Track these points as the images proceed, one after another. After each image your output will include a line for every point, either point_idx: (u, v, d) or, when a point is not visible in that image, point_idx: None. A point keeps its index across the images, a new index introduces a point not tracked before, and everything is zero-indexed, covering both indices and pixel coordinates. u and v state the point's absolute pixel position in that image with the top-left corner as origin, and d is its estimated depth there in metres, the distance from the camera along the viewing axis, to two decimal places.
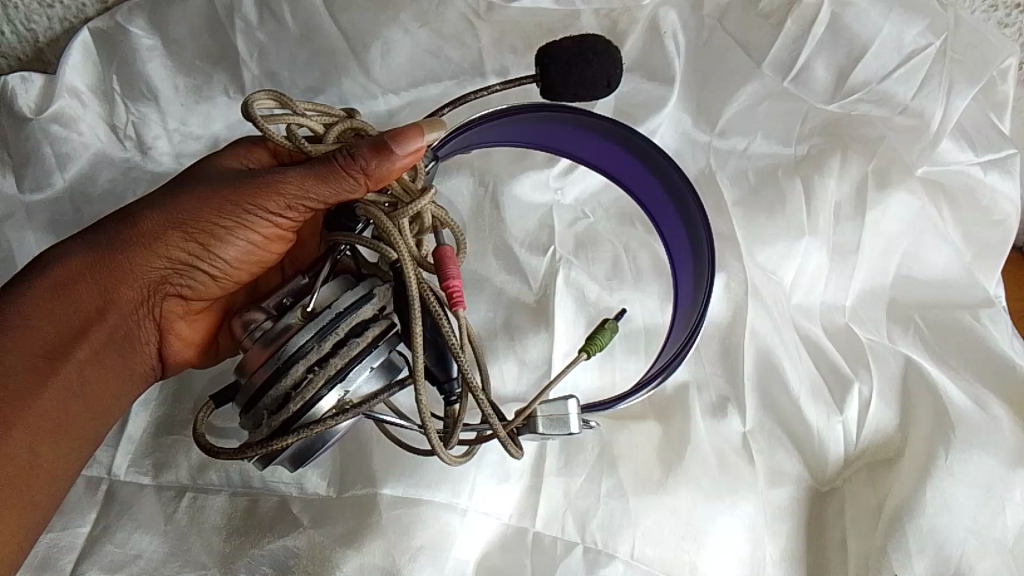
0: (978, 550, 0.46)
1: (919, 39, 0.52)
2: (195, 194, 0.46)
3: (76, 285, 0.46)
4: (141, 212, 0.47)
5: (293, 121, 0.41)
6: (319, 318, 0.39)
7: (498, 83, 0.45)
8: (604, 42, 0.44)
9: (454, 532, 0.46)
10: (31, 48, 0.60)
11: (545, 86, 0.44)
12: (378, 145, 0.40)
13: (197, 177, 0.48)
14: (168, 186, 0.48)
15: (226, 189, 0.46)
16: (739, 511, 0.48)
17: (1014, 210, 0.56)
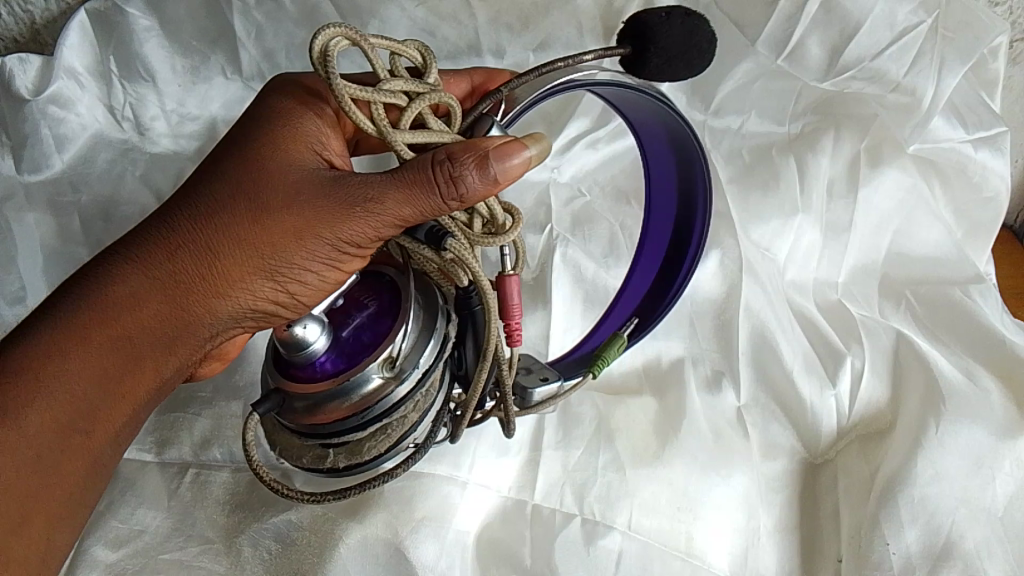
0: (968, 518, 0.47)
1: (911, 17, 0.53)
2: (282, 219, 0.37)
3: (127, 343, 0.37)
4: (213, 239, 0.37)
5: (377, 99, 0.34)
6: (411, 376, 0.39)
7: (592, 53, 0.38)
8: (705, 22, 0.39)
9: (455, 503, 0.47)
10: (28, 29, 0.60)
11: (637, 66, 0.39)
12: (482, 158, 0.34)
13: (279, 190, 0.37)
14: (240, 197, 0.37)
15: (320, 214, 0.37)
16: (734, 482, 0.49)
17: (1005, 186, 0.56)
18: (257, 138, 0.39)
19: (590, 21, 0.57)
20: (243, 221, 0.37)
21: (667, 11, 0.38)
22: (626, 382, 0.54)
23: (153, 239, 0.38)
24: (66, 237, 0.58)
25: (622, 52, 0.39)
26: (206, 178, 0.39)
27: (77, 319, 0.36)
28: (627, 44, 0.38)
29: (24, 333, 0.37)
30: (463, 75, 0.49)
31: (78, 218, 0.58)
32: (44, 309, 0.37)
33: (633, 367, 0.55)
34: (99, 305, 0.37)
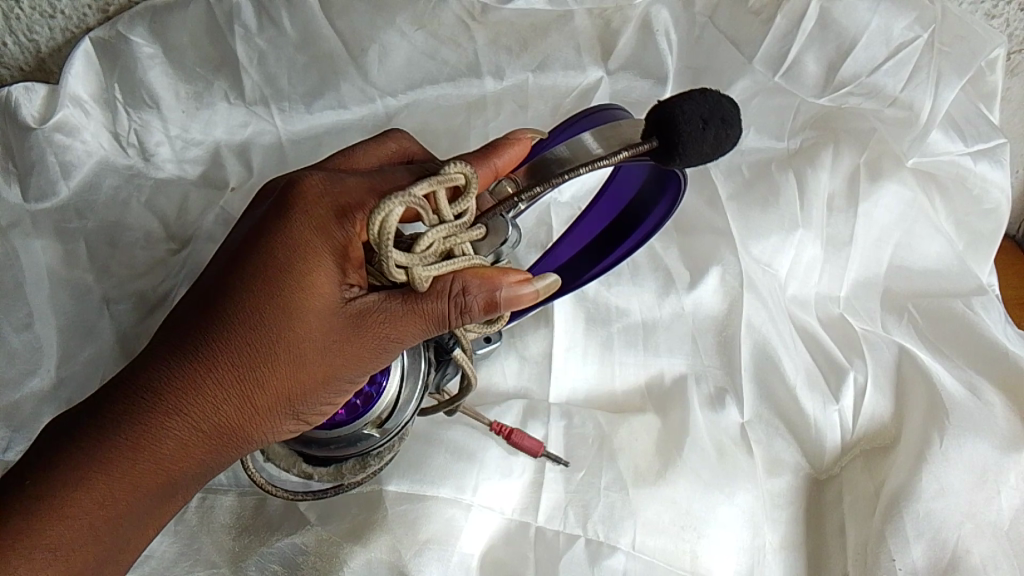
0: (973, 532, 0.47)
1: (907, 31, 0.53)
2: (315, 365, 0.40)
3: (165, 481, 0.40)
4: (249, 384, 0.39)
5: (415, 261, 0.37)
6: (393, 432, 0.45)
7: (617, 156, 0.39)
8: (734, 127, 0.40)
9: (460, 525, 0.47)
10: (34, 58, 0.61)
11: (660, 161, 0.40)
12: (491, 301, 0.39)
13: (305, 333, 0.39)
14: (276, 343, 0.39)
15: (349, 355, 0.40)
16: (738, 499, 0.49)
17: (1005, 197, 0.57)
18: (294, 270, 0.39)
19: (587, 41, 0.58)
20: (281, 369, 0.39)
21: (706, 117, 0.39)
22: (629, 400, 0.54)
23: (182, 386, 0.39)
24: (72, 263, 0.58)
25: (651, 146, 0.40)
26: (241, 315, 0.39)
27: (125, 468, 0.39)
28: (658, 139, 0.40)
29: (70, 478, 0.38)
30: (485, 160, 0.44)
31: (84, 245, 0.58)
32: (85, 449, 0.38)
33: (635, 385, 0.54)
34: (145, 453, 0.39)
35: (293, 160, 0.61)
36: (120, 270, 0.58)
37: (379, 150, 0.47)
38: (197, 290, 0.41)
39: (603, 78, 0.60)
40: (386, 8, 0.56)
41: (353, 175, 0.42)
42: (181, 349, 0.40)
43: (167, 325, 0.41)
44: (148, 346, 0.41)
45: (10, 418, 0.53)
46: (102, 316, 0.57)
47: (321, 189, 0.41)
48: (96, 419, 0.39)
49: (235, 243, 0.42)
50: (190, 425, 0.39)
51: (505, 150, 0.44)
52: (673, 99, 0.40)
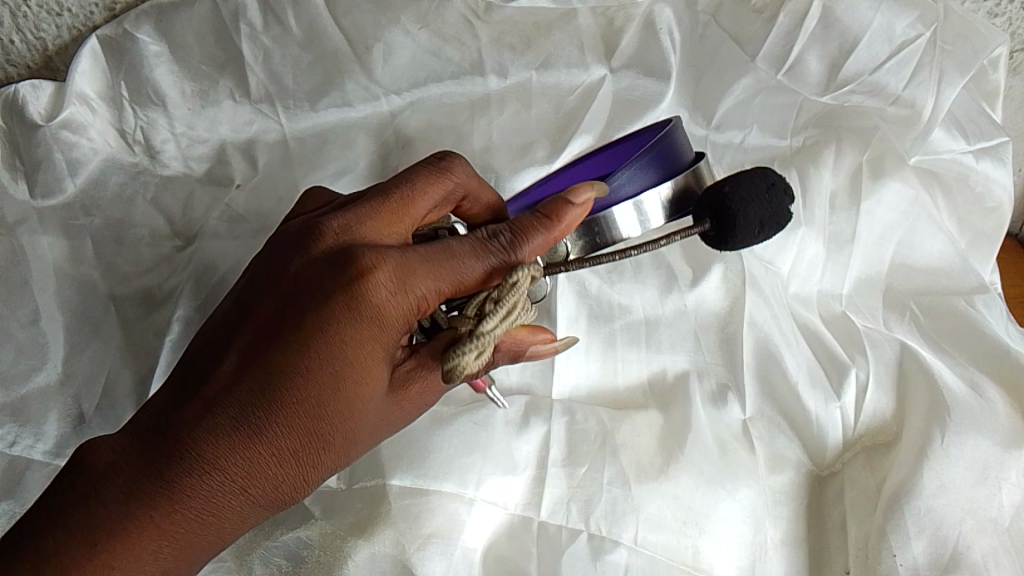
0: (975, 528, 0.47)
1: (909, 30, 0.54)
2: (366, 440, 0.42)
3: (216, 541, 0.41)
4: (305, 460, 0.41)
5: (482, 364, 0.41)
6: None
7: (674, 237, 0.43)
8: (783, 219, 0.44)
9: (463, 520, 0.48)
10: (40, 56, 0.62)
11: (707, 242, 0.44)
12: (517, 355, 0.45)
13: (361, 412, 0.41)
14: (336, 425, 0.40)
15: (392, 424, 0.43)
16: (740, 495, 0.49)
17: (1007, 196, 0.57)
18: (360, 363, 0.40)
19: (591, 40, 0.58)
20: (338, 448, 0.41)
21: (763, 222, 0.43)
22: (631, 396, 0.54)
23: (241, 463, 0.40)
24: (78, 260, 0.58)
25: (704, 228, 0.43)
26: (302, 398, 0.40)
27: (187, 542, 0.40)
28: (713, 222, 0.43)
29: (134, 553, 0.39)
30: (546, 231, 0.42)
31: (91, 242, 0.59)
32: (148, 528, 0.39)
33: (637, 380, 0.55)
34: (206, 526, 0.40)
35: (298, 157, 0.61)
36: (127, 267, 0.58)
37: (434, 190, 0.46)
38: (251, 361, 0.41)
39: (606, 76, 0.60)
40: (391, 6, 0.57)
41: (422, 254, 0.41)
42: (243, 434, 0.40)
43: (217, 392, 0.41)
44: (197, 413, 0.40)
45: (16, 413, 0.54)
46: (108, 312, 0.57)
47: (392, 280, 0.40)
48: (157, 496, 0.39)
49: (287, 305, 0.41)
50: (249, 503, 0.40)
51: (564, 216, 0.42)
52: (741, 187, 0.43)
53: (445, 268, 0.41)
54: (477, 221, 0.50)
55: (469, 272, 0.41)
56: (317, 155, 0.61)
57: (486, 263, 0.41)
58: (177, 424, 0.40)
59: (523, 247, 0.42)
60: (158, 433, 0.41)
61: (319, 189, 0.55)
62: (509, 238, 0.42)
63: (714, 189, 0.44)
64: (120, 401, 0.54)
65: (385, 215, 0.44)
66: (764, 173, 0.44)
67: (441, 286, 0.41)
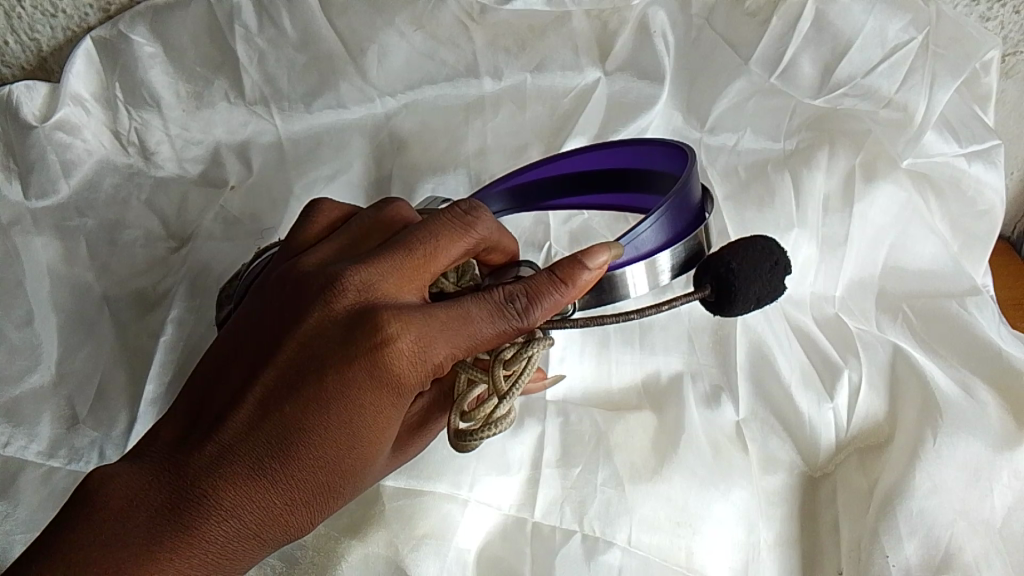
0: (966, 529, 0.48)
1: (902, 33, 0.54)
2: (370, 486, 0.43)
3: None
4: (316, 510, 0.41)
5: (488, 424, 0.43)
6: None
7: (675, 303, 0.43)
8: (778, 291, 0.45)
9: (456, 521, 0.48)
10: (35, 57, 0.62)
11: (701, 303, 0.45)
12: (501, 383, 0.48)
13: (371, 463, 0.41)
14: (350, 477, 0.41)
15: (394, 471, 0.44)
16: (733, 496, 0.49)
17: (998, 199, 0.58)
18: (376, 423, 0.41)
19: (585, 42, 0.59)
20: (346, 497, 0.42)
21: (761, 296, 0.43)
22: (625, 398, 0.54)
23: (256, 514, 0.39)
24: (72, 261, 0.58)
25: (704, 294, 0.43)
26: (321, 453, 0.40)
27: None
28: (715, 290, 0.43)
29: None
30: (562, 295, 0.41)
31: (84, 242, 0.59)
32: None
33: (631, 383, 0.55)
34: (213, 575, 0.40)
35: (292, 158, 0.61)
36: (120, 268, 0.58)
37: (458, 244, 0.43)
38: (270, 412, 0.40)
39: (600, 78, 0.60)
40: (386, 8, 0.57)
41: (441, 317, 0.41)
42: (259, 486, 0.39)
43: (233, 442, 0.40)
44: (212, 462, 0.40)
45: (9, 414, 0.53)
46: (102, 314, 0.57)
47: (411, 346, 0.40)
48: (169, 545, 0.38)
49: (309, 357, 0.41)
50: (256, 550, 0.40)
51: (579, 279, 0.41)
52: (749, 265, 0.43)
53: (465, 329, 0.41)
54: (491, 262, 0.48)
55: (486, 335, 0.41)
56: (312, 155, 0.61)
57: (501, 327, 0.41)
58: (192, 473, 0.39)
59: (538, 310, 0.41)
60: (170, 480, 0.39)
61: (326, 199, 0.51)
62: (525, 302, 0.41)
63: (720, 256, 0.44)
64: (114, 404, 0.53)
65: (407, 270, 0.42)
66: (771, 246, 0.44)
67: (457, 348, 0.41)
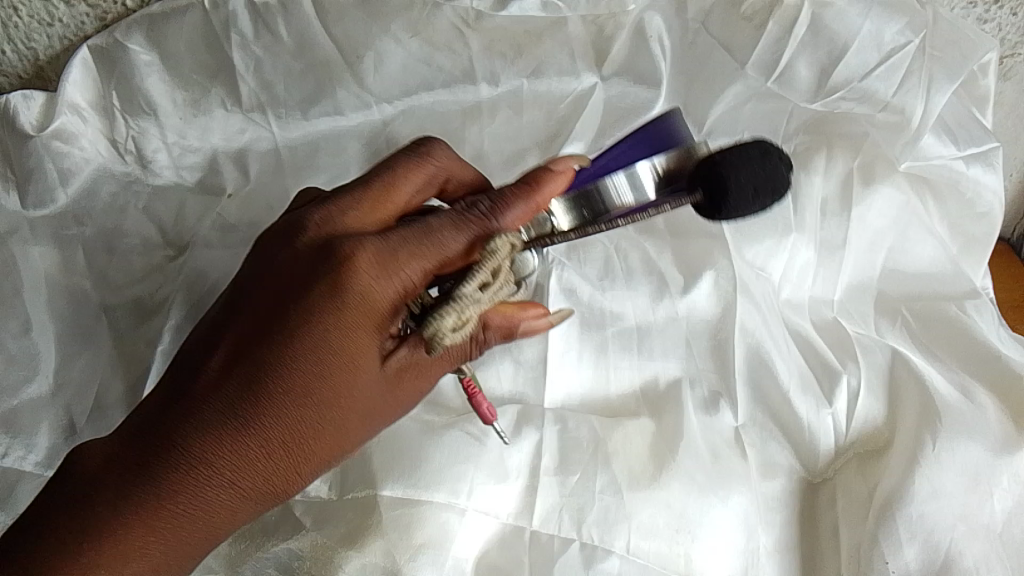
0: (967, 534, 0.47)
1: (898, 36, 0.54)
2: (358, 430, 0.43)
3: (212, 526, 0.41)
4: (297, 441, 0.41)
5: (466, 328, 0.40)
6: None
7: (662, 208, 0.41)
8: (777, 185, 0.42)
9: (454, 529, 0.48)
10: (32, 65, 0.62)
11: (701, 211, 0.42)
12: (509, 333, 0.45)
13: (353, 390, 0.41)
14: (328, 404, 0.41)
15: (388, 413, 0.43)
16: (732, 503, 0.49)
17: (997, 201, 0.58)
18: (347, 348, 0.41)
19: (581, 47, 0.59)
20: (331, 433, 0.42)
21: (757, 188, 0.41)
22: (624, 404, 0.54)
23: (231, 446, 0.40)
24: (69, 270, 0.58)
25: (697, 198, 0.41)
26: (288, 379, 0.41)
27: (179, 534, 0.41)
28: (705, 191, 0.41)
29: (125, 546, 0.40)
30: (527, 199, 0.43)
31: (81, 251, 0.59)
32: (138, 519, 0.40)
33: (630, 389, 0.54)
34: (199, 518, 0.41)
35: (290, 165, 0.61)
36: (117, 276, 0.58)
37: (415, 176, 0.47)
38: (240, 354, 0.42)
39: (597, 84, 0.60)
40: (382, 15, 0.57)
41: (401, 235, 0.42)
42: (232, 425, 0.41)
43: (209, 384, 0.42)
44: (188, 407, 0.41)
45: (7, 424, 0.53)
46: (99, 322, 0.57)
47: (371, 266, 0.41)
48: (147, 492, 0.40)
49: (276, 295, 0.43)
50: (240, 494, 0.41)
51: (545, 183, 0.43)
52: (732, 154, 0.41)
53: (434, 242, 0.42)
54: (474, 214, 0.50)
55: (452, 245, 0.42)
56: (309, 163, 0.61)
57: (466, 236, 0.42)
58: (168, 420, 0.41)
59: (504, 215, 0.43)
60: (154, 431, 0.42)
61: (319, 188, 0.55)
62: (488, 207, 0.43)
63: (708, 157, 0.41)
64: (112, 413, 0.53)
65: (369, 204, 0.45)
66: (760, 141, 0.42)
67: (424, 265, 0.42)
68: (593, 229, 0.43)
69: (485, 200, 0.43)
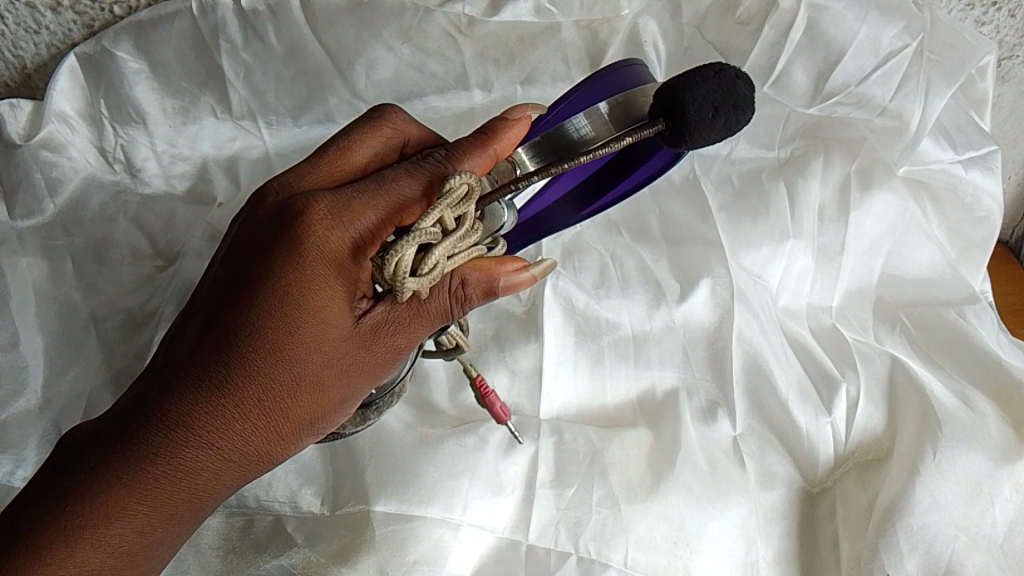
0: (966, 546, 0.47)
1: (896, 40, 0.53)
2: (336, 388, 0.42)
3: (193, 488, 0.41)
4: (272, 399, 0.41)
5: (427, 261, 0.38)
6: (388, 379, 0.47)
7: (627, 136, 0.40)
8: (741, 101, 0.41)
9: (448, 545, 0.47)
10: (20, 74, 0.62)
11: (669, 141, 0.41)
12: (489, 290, 0.42)
13: (324, 343, 0.40)
14: (299, 360, 0.40)
15: (367, 371, 0.42)
16: (731, 514, 0.49)
17: (996, 206, 0.57)
18: (312, 302, 0.40)
19: (576, 52, 0.58)
20: (307, 388, 0.41)
21: (717, 105, 0.40)
22: (620, 413, 0.53)
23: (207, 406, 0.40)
24: (58, 280, 0.57)
25: (659, 128, 0.40)
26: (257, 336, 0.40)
27: (164, 498, 0.40)
28: (667, 123, 0.40)
29: (110, 511, 0.39)
30: (484, 146, 0.42)
31: (71, 261, 0.58)
32: (117, 485, 0.39)
33: (626, 398, 0.53)
34: (181, 481, 0.40)
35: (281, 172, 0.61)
36: (107, 287, 0.57)
37: (374, 137, 0.46)
38: (210, 319, 0.42)
39: None
40: (374, 22, 0.56)
41: (355, 185, 0.41)
42: (207, 386, 0.40)
43: (183, 353, 0.42)
44: (164, 375, 0.41)
45: None
46: (88, 333, 0.56)
47: (327, 216, 0.40)
48: (127, 455, 0.40)
49: (241, 258, 0.42)
50: (222, 457, 0.41)
51: (502, 133, 0.42)
52: (685, 79, 0.40)
53: (390, 189, 0.40)
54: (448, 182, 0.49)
55: (408, 192, 0.40)
56: None
57: (423, 183, 0.40)
58: (148, 390, 0.41)
59: (462, 162, 0.41)
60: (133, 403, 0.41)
61: None
62: (446, 155, 0.41)
63: (664, 87, 0.41)
64: None
65: (326, 167, 0.44)
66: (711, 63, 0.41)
67: (379, 212, 0.40)
68: (556, 167, 0.39)
69: (443, 151, 0.42)
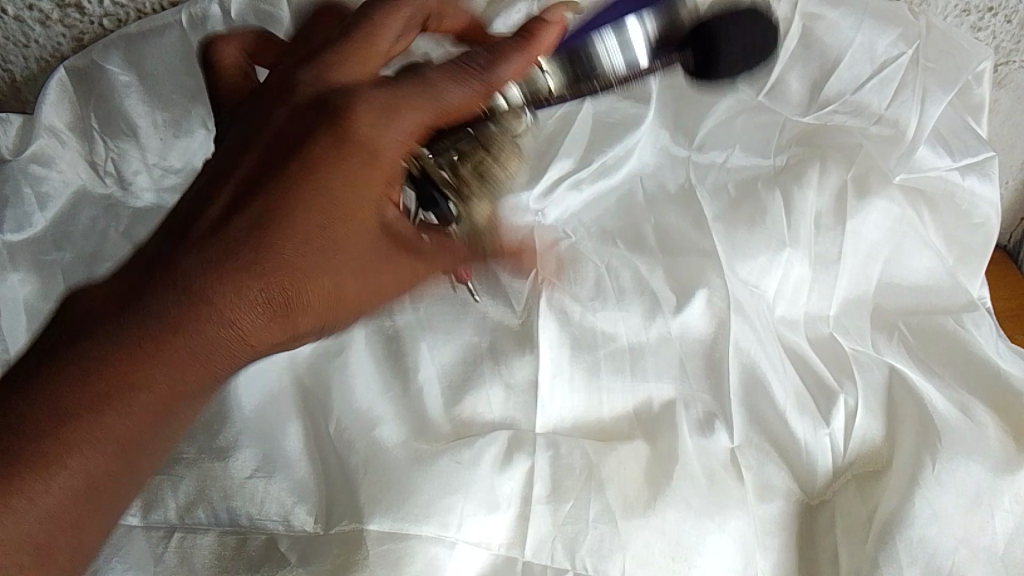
0: (968, 558, 0.47)
1: (891, 48, 0.57)
2: (362, 286, 0.41)
3: (191, 374, 0.37)
4: (305, 281, 0.38)
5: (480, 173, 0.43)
6: None
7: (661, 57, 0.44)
8: (759, 47, 0.47)
9: (443, 564, 0.46)
10: (9, 86, 0.65)
11: (701, 70, 0.46)
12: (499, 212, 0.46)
13: (356, 235, 0.39)
14: (334, 248, 0.39)
15: (386, 277, 0.42)
16: (728, 527, 0.48)
17: (994, 212, 0.58)
18: (350, 195, 0.39)
19: None
20: (334, 281, 0.39)
21: (741, 47, 0.46)
22: (617, 425, 0.52)
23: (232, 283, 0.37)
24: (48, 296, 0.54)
25: (689, 57, 0.45)
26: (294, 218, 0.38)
27: (176, 378, 0.37)
28: (697, 54, 0.45)
29: (123, 384, 0.36)
30: (523, 50, 0.41)
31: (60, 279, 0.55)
32: (132, 360, 0.36)
33: (623, 411, 0.52)
34: (187, 364, 0.37)
35: None
36: None
37: (399, 19, 0.44)
38: (245, 192, 0.39)
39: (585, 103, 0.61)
40: None
41: (396, 87, 0.41)
42: (230, 262, 0.37)
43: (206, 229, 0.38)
44: (182, 246, 0.38)
45: None
46: None
47: (375, 112, 0.40)
48: (133, 327, 0.36)
49: (277, 143, 0.41)
50: (237, 344, 0.38)
51: (541, 34, 0.41)
52: (722, 18, 0.45)
53: (433, 93, 0.41)
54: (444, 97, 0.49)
55: (453, 98, 0.41)
56: None
57: (469, 89, 0.41)
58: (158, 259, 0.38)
59: (502, 67, 0.41)
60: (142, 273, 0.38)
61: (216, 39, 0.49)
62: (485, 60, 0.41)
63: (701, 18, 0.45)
64: None
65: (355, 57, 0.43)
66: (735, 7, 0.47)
67: (424, 115, 0.41)
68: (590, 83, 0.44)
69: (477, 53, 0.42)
